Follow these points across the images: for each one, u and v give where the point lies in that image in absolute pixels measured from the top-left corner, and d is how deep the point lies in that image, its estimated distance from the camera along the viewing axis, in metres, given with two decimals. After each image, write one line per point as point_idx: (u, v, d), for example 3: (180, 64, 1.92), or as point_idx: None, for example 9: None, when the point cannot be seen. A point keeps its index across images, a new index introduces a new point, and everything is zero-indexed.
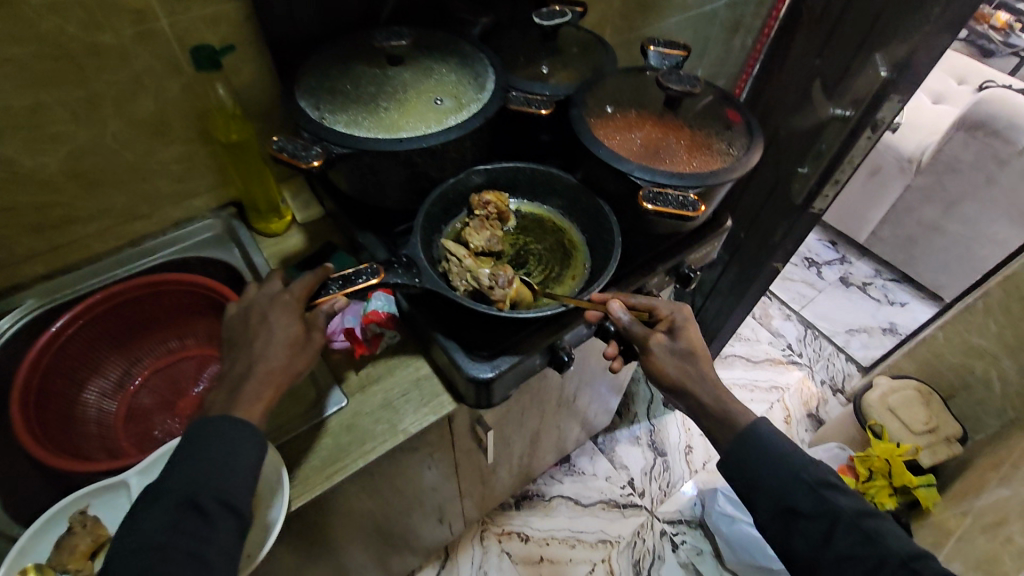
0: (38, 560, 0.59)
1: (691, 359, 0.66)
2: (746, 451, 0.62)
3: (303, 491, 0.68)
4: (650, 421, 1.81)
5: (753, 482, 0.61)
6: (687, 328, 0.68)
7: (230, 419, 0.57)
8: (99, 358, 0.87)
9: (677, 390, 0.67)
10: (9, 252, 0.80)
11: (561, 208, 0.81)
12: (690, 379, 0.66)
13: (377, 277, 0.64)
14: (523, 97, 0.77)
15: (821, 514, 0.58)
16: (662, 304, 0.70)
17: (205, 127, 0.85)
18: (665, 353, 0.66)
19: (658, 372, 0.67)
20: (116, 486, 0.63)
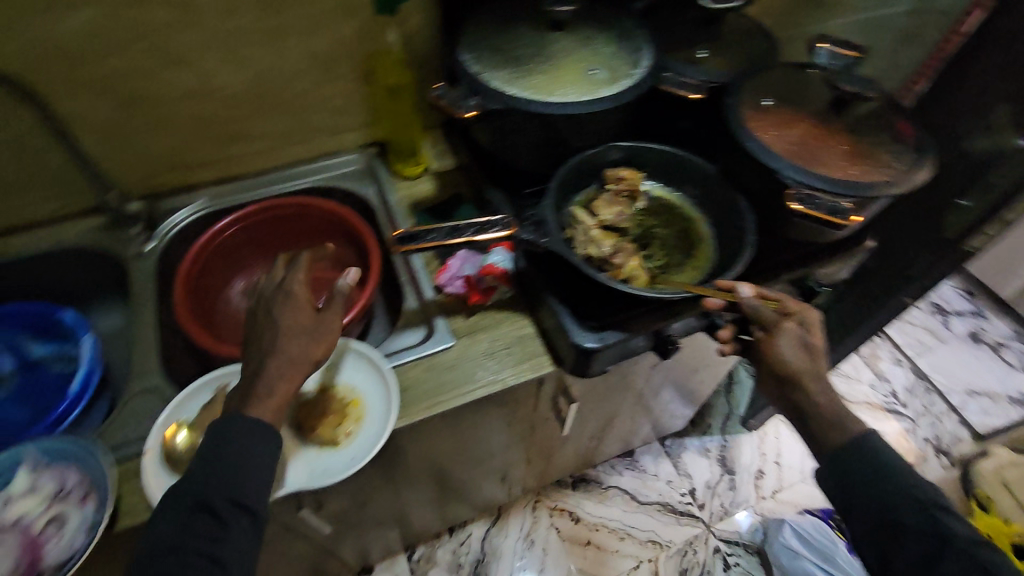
0: (187, 417, 0.67)
1: (815, 356, 0.62)
2: (850, 458, 0.59)
3: (405, 414, 0.73)
4: (723, 436, 1.75)
5: (851, 492, 0.58)
6: (814, 330, 0.63)
7: (248, 419, 0.57)
8: (247, 259, 0.97)
9: (789, 384, 0.62)
10: (190, 155, 0.91)
11: (694, 198, 0.79)
12: (808, 375, 0.62)
13: (508, 230, 0.68)
14: (675, 79, 0.77)
15: (927, 533, 0.55)
16: (792, 299, 0.65)
17: (368, 69, 0.92)
18: (787, 345, 0.63)
19: (775, 360, 0.63)
20: None
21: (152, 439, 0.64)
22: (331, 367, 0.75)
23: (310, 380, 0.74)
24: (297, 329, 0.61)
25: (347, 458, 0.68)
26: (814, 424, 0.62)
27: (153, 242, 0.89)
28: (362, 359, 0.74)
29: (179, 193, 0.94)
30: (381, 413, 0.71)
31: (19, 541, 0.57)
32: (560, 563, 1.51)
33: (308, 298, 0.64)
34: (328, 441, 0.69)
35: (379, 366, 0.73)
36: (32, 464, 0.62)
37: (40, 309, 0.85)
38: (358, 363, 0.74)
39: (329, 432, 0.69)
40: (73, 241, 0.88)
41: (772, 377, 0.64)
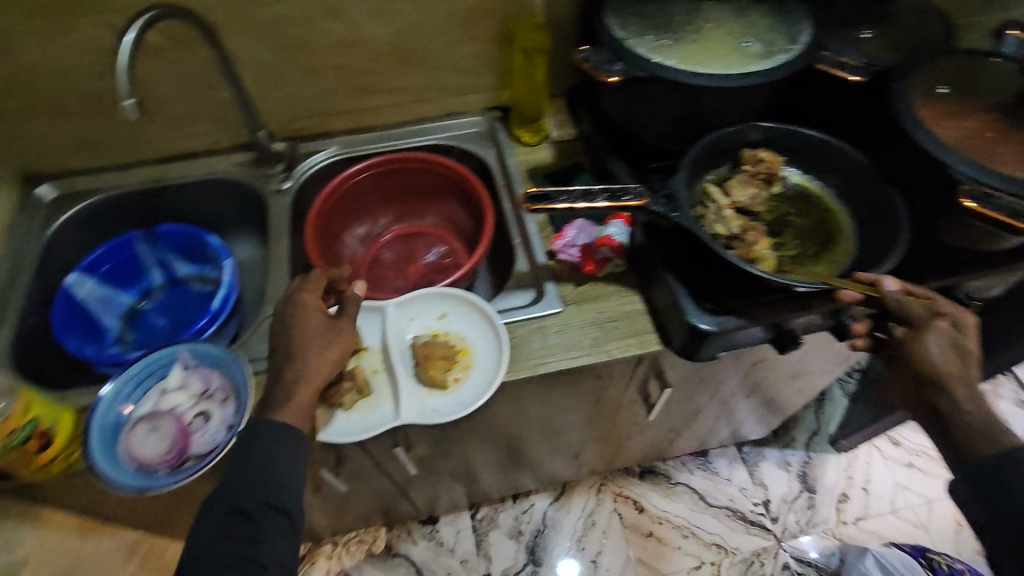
0: None
1: (966, 358, 0.59)
2: (998, 473, 0.57)
3: (511, 369, 0.75)
4: (807, 451, 1.64)
5: (997, 511, 0.56)
6: (968, 334, 0.60)
7: (273, 425, 0.61)
8: (367, 207, 1.02)
9: (932, 384, 0.60)
10: (330, 102, 0.96)
11: (838, 189, 0.74)
12: (957, 378, 0.59)
13: (640, 201, 0.66)
14: (835, 59, 0.71)
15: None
16: (945, 300, 0.61)
17: (505, 31, 0.93)
18: (937, 346, 0.60)
19: (921, 362, 0.60)
20: (375, 310, 0.80)
21: None
22: (447, 316, 0.80)
23: (427, 325, 0.80)
24: (309, 334, 0.65)
25: (455, 401, 0.74)
26: (960, 433, 0.59)
27: (290, 181, 0.95)
28: (476, 312, 0.79)
29: (317, 137, 1.01)
30: (490, 365, 0.76)
31: (172, 428, 0.65)
32: (618, 549, 1.50)
33: (320, 308, 0.68)
34: (440, 383, 0.75)
35: (491, 322, 0.78)
36: (184, 362, 0.69)
37: (190, 231, 0.92)
38: (471, 316, 0.79)
39: (441, 375, 0.75)
40: (222, 171, 0.96)
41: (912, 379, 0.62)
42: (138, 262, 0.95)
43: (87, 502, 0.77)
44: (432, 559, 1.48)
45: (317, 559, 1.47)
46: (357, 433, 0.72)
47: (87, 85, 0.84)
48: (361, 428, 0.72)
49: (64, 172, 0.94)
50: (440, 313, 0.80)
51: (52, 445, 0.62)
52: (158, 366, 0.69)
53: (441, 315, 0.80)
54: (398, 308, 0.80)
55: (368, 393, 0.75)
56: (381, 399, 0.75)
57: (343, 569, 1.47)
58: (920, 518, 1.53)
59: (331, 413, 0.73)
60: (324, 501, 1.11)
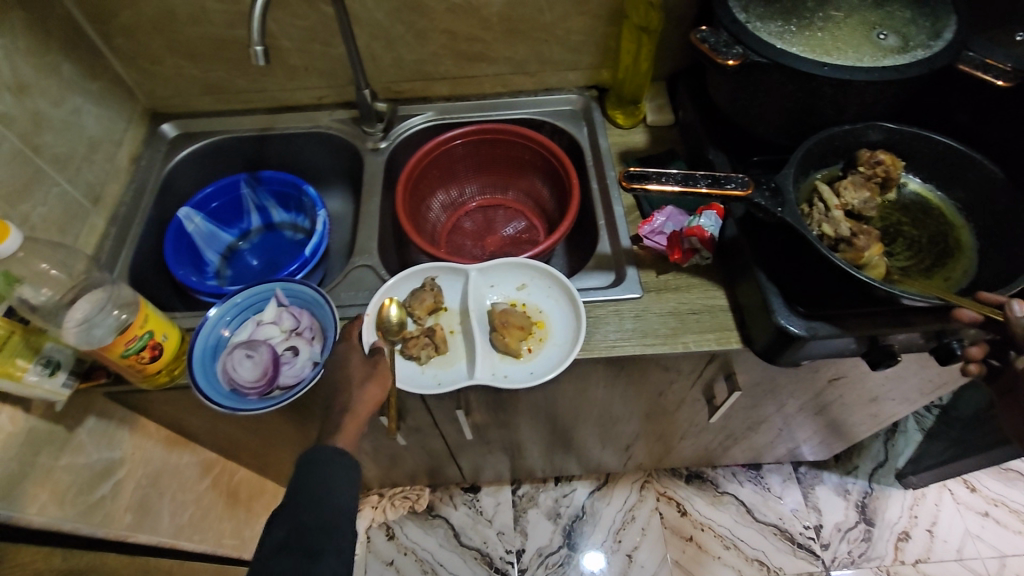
0: (398, 296, 0.80)
1: None
2: None
3: (586, 347, 0.76)
4: (869, 482, 1.56)
5: None
6: None
7: (326, 450, 0.62)
8: (455, 175, 1.04)
9: None
10: (434, 67, 0.98)
11: (961, 203, 0.69)
12: None
13: (744, 189, 0.63)
14: (982, 59, 0.65)
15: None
16: None
17: (616, 8, 0.91)
18: None
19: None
20: (458, 272, 0.82)
21: (372, 307, 0.77)
22: (527, 287, 0.82)
23: (506, 294, 0.82)
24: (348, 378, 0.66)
25: (527, 370, 0.75)
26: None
27: (386, 142, 0.99)
28: (556, 288, 0.81)
29: (416, 101, 1.03)
30: (565, 340, 0.76)
31: (266, 357, 0.69)
32: (656, 548, 1.48)
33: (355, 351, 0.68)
34: (514, 351, 0.76)
35: (571, 299, 0.78)
36: (280, 299, 0.74)
37: (291, 180, 0.97)
38: (551, 291, 0.81)
39: (516, 344, 0.76)
40: (325, 125, 1.00)
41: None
42: (241, 204, 1.01)
43: (181, 417, 0.85)
44: (470, 526, 1.52)
45: (363, 507, 1.55)
46: (430, 386, 0.75)
47: (217, 32, 0.89)
48: (435, 382, 0.75)
49: (187, 113, 1.01)
50: (520, 284, 0.82)
51: (159, 358, 0.68)
52: (257, 299, 0.75)
53: (521, 285, 0.82)
54: (480, 274, 0.82)
55: (443, 351, 0.78)
56: (456, 358, 0.78)
57: (386, 521, 1.53)
58: (988, 571, 1.42)
59: (408, 365, 0.76)
60: (380, 452, 1.16)
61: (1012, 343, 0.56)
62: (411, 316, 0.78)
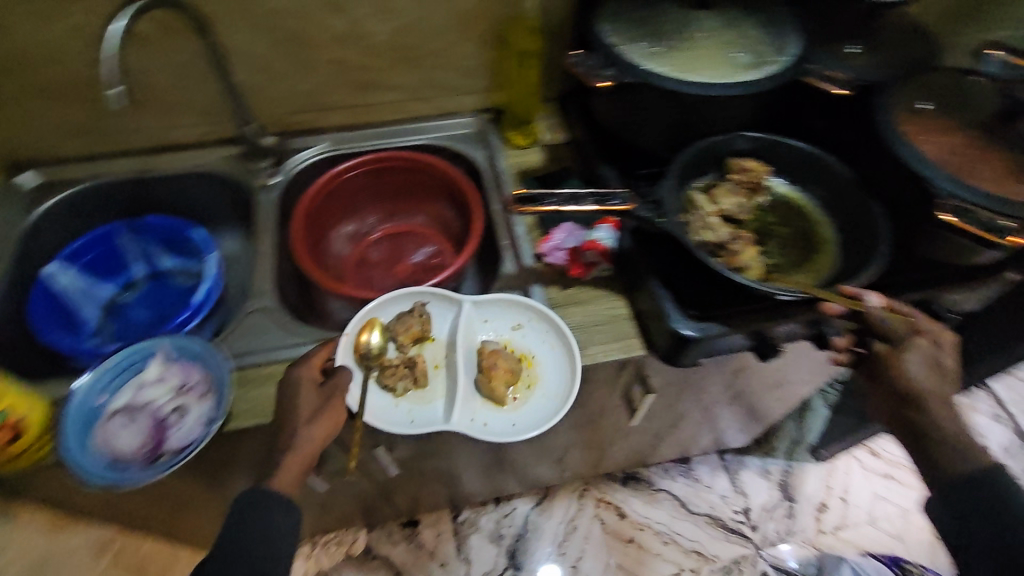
0: (383, 317, 0.79)
1: (943, 378, 0.60)
2: (971, 491, 0.58)
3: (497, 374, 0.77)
4: (787, 461, 1.66)
5: (972, 528, 0.57)
6: (943, 352, 0.61)
7: (267, 494, 0.62)
8: (354, 206, 1.02)
9: (908, 400, 0.60)
10: (323, 98, 0.95)
11: (820, 200, 0.75)
12: (933, 397, 0.60)
13: (627, 204, 0.68)
14: (823, 72, 0.72)
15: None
16: (924, 318, 0.62)
17: (501, 34, 0.92)
18: (917, 363, 0.60)
19: (900, 377, 0.61)
20: (452, 300, 0.80)
21: (354, 328, 0.76)
22: (521, 328, 0.80)
23: (500, 332, 0.80)
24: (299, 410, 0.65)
25: (509, 422, 0.75)
26: (934, 450, 0.60)
27: (279, 176, 0.95)
28: (552, 331, 0.79)
29: (308, 133, 0.99)
30: (555, 394, 0.76)
31: (148, 422, 0.65)
32: (599, 555, 1.50)
33: (311, 377, 0.68)
34: (499, 398, 0.75)
35: (568, 347, 0.77)
36: (164, 355, 0.68)
37: (173, 224, 0.92)
38: (546, 335, 0.79)
39: (502, 390, 0.75)
40: (212, 165, 0.95)
41: (891, 394, 0.62)
42: (121, 256, 0.94)
43: (61, 497, 0.76)
44: (412, 561, 1.47)
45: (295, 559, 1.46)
46: (402, 422, 0.74)
47: (72, 73, 0.82)
48: (408, 418, 0.74)
49: (48, 159, 0.92)
50: (516, 323, 0.80)
51: (24, 437, 0.61)
52: (136, 357, 0.68)
53: (515, 325, 0.80)
54: (473, 307, 0.80)
55: (421, 381, 0.77)
56: (434, 396, 0.77)
57: (321, 570, 1.45)
58: (896, 529, 1.55)
59: (382, 396, 0.75)
60: (304, 500, 1.10)
61: (871, 332, 0.62)
62: (394, 341, 0.78)
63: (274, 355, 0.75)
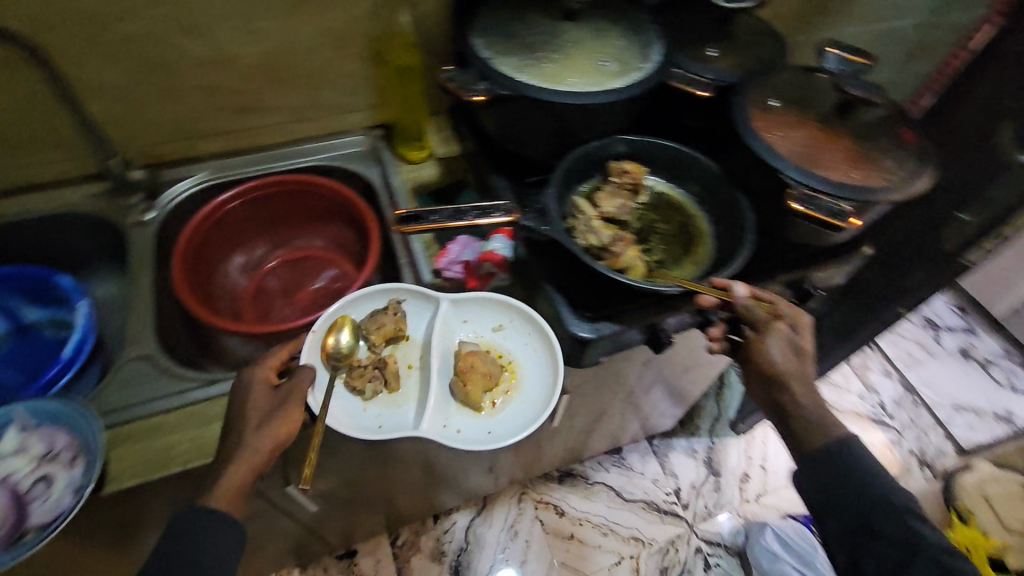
0: (356, 315, 0.80)
1: (801, 359, 0.64)
2: (830, 463, 0.62)
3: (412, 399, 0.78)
4: (710, 438, 1.74)
5: (834, 495, 0.61)
6: (801, 335, 0.65)
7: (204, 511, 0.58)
8: (244, 235, 0.97)
9: (773, 381, 0.64)
10: (196, 126, 0.90)
11: (696, 195, 0.80)
12: (794, 377, 0.63)
13: (510, 216, 0.69)
14: (685, 76, 0.77)
15: (899, 540, 0.58)
16: (785, 303, 0.66)
17: (379, 50, 0.91)
18: (779, 345, 0.64)
19: (763, 361, 0.64)
20: (429, 300, 0.80)
21: (322, 325, 0.75)
22: (502, 330, 0.82)
23: (481, 334, 0.82)
24: (250, 416, 0.63)
25: (483, 429, 0.77)
26: (797, 427, 0.64)
27: (154, 212, 0.89)
28: (533, 334, 0.81)
29: (182, 163, 0.93)
30: (534, 401, 0.78)
31: (5, 498, 0.59)
32: (541, 556, 1.51)
33: (266, 380, 0.67)
34: (475, 404, 0.77)
35: (548, 352, 0.80)
36: (21, 423, 0.63)
37: (35, 272, 0.84)
38: (527, 338, 0.82)
39: (478, 394, 0.76)
40: (76, 205, 0.88)
41: (759, 378, 0.66)
42: None
43: None
44: None
45: None
46: (371, 428, 0.74)
47: None
48: (378, 424, 0.75)
49: None
50: (497, 325, 0.82)
51: None
52: None
53: (496, 327, 0.82)
54: (452, 307, 0.81)
55: (392, 383, 0.77)
56: (406, 399, 0.78)
57: None
58: None
59: (352, 398, 0.76)
60: None
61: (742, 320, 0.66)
62: (366, 340, 0.78)
63: (158, 405, 0.71)
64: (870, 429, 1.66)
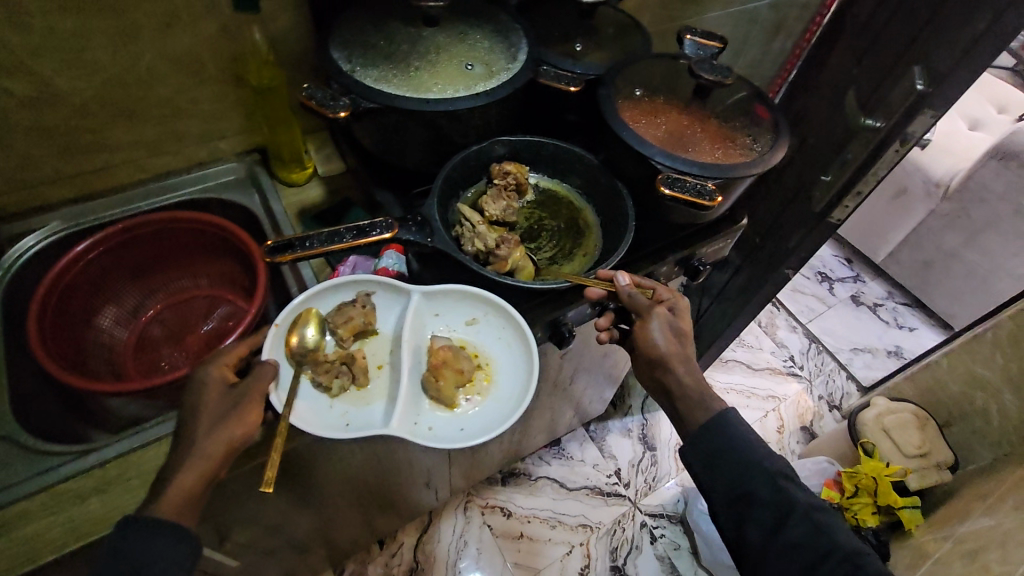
0: (321, 307, 0.71)
1: (682, 339, 0.68)
2: (711, 433, 0.64)
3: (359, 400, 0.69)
4: (643, 415, 1.77)
5: (719, 463, 0.63)
6: (681, 316, 0.69)
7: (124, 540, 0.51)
8: (115, 284, 0.89)
9: (659, 364, 0.68)
10: (37, 171, 0.81)
11: (579, 188, 0.82)
12: (676, 359, 0.67)
13: (389, 232, 0.65)
14: (553, 72, 0.77)
15: (775, 503, 0.61)
16: (664, 288, 0.71)
17: (238, 71, 0.85)
18: (662, 327, 0.68)
19: (648, 345, 0.68)
20: (400, 291, 0.72)
21: (284, 317, 0.66)
22: (477, 323, 0.73)
23: (453, 329, 0.73)
24: (201, 417, 0.56)
25: (456, 427, 0.70)
26: (694, 399, 0.66)
27: None
28: (509, 328, 0.73)
29: (29, 214, 0.84)
30: (509, 396, 0.71)
31: None
32: (493, 560, 1.47)
33: (222, 378, 0.60)
34: (447, 400, 0.70)
35: (524, 347, 0.72)
36: None
37: None
38: (502, 334, 0.73)
39: (451, 390, 0.69)
40: None
41: (645, 362, 0.69)
42: None
43: None
44: None
45: None
46: (337, 427, 0.66)
47: None
48: (344, 423, 0.67)
49: None
50: (471, 319, 0.73)
51: None
52: None
53: (471, 320, 0.73)
54: (426, 299, 0.72)
55: (359, 380, 0.69)
56: (375, 398, 0.69)
57: None
58: None
59: (316, 397, 0.67)
60: None
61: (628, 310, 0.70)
62: (332, 334, 0.69)
63: (22, 489, 0.63)
64: (782, 383, 1.78)
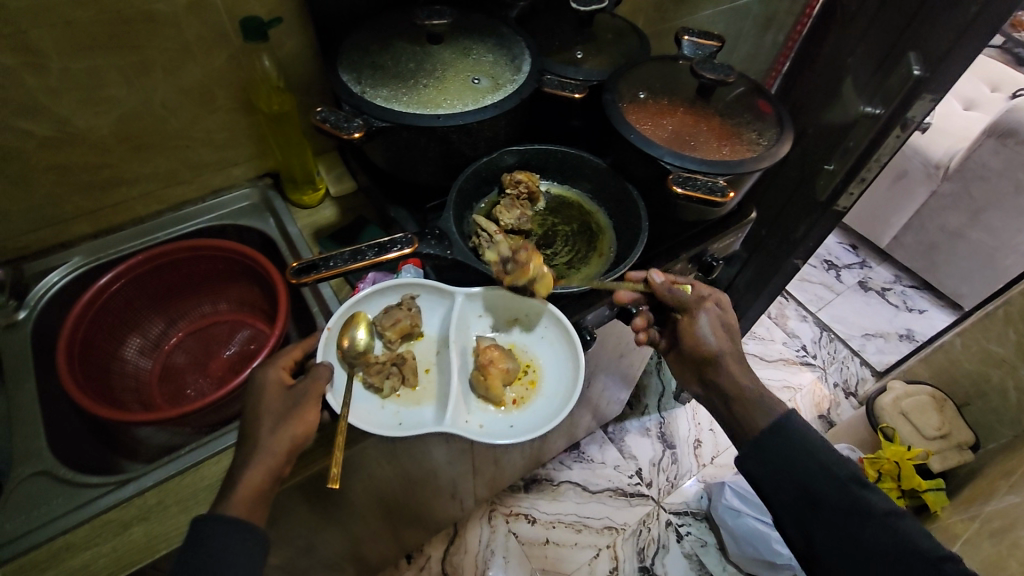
0: (368, 310, 0.72)
1: (730, 332, 0.72)
2: (770, 437, 0.65)
3: (409, 401, 0.70)
4: (660, 413, 1.77)
5: (782, 467, 0.64)
6: (724, 313, 0.73)
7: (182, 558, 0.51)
8: (137, 314, 0.90)
9: (711, 360, 0.71)
10: (60, 209, 0.83)
11: (589, 191, 0.84)
12: (727, 352, 0.71)
13: (410, 246, 0.66)
14: (557, 81, 0.78)
15: (843, 507, 0.61)
16: (703, 284, 0.75)
17: (248, 98, 0.87)
18: (709, 320, 0.72)
19: (699, 341, 0.71)
20: (444, 292, 0.73)
21: (335, 319, 0.67)
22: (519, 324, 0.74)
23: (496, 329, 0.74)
24: (262, 418, 0.57)
25: (505, 424, 0.70)
26: None
27: (24, 311, 0.81)
28: (551, 328, 0.73)
29: (52, 250, 0.86)
30: (555, 394, 0.71)
31: None
32: (521, 568, 1.47)
33: (280, 380, 0.60)
34: (496, 398, 0.70)
35: (567, 344, 0.72)
36: None
37: None
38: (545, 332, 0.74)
39: (500, 388, 0.70)
40: None
41: None
42: None
43: None
44: None
45: None
46: (390, 425, 0.67)
47: None
48: (396, 421, 0.67)
49: None
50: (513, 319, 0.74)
51: None
52: None
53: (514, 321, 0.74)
54: (469, 300, 0.73)
55: (410, 381, 0.70)
56: (425, 399, 0.70)
57: None
58: None
59: (368, 398, 0.68)
60: None
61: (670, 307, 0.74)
62: (381, 337, 0.70)
63: (66, 521, 0.64)
64: (796, 373, 1.78)
